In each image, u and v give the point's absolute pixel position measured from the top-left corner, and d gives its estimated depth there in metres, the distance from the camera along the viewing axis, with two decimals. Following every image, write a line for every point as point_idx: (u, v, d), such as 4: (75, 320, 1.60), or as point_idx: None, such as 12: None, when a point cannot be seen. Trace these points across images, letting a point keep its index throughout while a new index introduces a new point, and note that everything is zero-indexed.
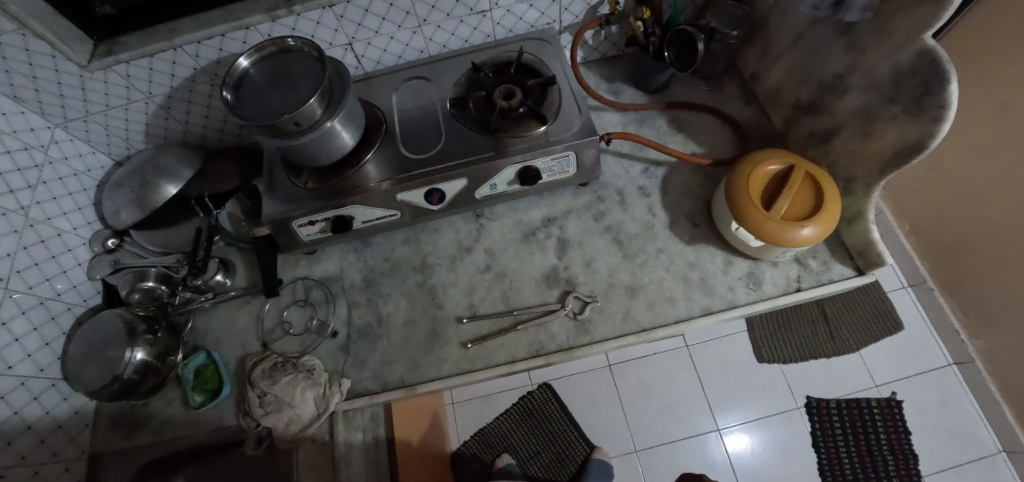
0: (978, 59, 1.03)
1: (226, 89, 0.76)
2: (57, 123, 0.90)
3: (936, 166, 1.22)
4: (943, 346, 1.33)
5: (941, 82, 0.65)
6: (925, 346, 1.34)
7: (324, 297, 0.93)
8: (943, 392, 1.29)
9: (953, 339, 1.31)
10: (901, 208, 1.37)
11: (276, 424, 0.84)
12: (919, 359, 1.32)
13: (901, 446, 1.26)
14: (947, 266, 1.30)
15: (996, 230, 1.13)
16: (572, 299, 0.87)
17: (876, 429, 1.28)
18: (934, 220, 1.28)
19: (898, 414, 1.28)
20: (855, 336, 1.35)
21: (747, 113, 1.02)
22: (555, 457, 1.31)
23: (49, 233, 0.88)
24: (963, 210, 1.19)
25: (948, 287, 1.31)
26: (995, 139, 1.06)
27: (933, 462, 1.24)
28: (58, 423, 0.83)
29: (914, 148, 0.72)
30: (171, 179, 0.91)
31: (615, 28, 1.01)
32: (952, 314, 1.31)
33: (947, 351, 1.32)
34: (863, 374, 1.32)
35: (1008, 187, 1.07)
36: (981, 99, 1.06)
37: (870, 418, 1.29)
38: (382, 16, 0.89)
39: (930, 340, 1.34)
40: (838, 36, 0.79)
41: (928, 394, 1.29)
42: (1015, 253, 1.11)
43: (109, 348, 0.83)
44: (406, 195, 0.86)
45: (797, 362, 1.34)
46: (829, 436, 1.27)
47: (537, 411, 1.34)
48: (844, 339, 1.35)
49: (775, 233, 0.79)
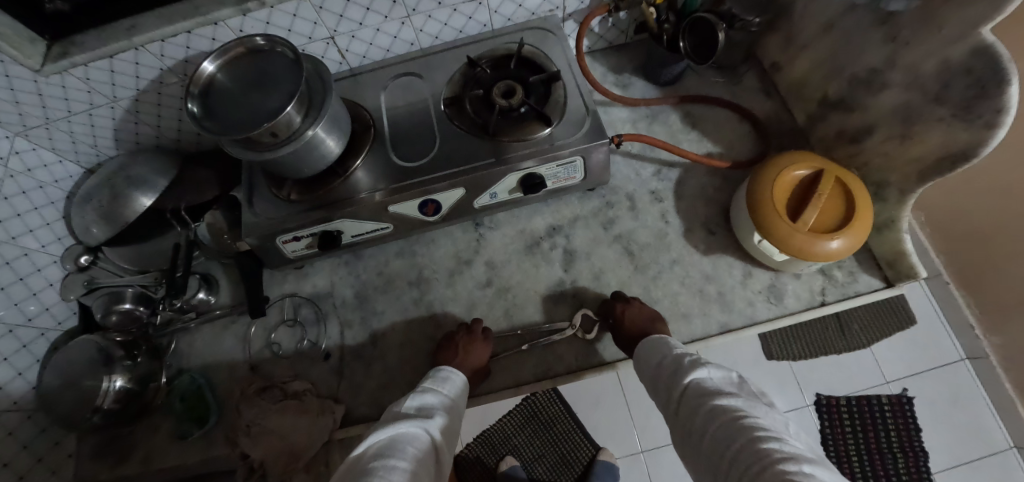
0: None
1: (192, 98, 0.68)
2: (17, 132, 0.82)
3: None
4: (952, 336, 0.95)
5: (997, 84, 0.57)
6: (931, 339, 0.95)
7: (315, 315, 0.87)
8: (953, 386, 0.92)
9: (966, 333, 0.93)
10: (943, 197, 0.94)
11: (266, 456, 0.76)
12: (927, 352, 0.93)
13: (911, 440, 0.90)
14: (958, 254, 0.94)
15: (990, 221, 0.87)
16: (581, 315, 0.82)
17: (885, 427, 0.91)
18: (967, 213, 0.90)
19: (911, 413, 0.91)
20: (865, 329, 0.92)
21: (767, 107, 0.94)
22: (558, 459, 1.01)
23: (15, 254, 0.82)
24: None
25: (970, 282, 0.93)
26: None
27: (943, 456, 0.89)
28: (37, 457, 0.78)
29: (960, 157, 0.65)
30: (143, 188, 0.84)
31: (624, 15, 0.92)
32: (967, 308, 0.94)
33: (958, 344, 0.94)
34: (870, 368, 0.93)
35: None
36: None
37: (880, 416, 0.91)
38: (366, 6, 0.80)
39: (939, 332, 0.95)
40: (876, 26, 0.70)
41: (941, 391, 0.92)
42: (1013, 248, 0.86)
43: (85, 378, 0.78)
44: (398, 207, 0.80)
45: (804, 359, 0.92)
46: (840, 444, 0.90)
47: (542, 413, 1.01)
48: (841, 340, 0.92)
49: (800, 247, 0.73)
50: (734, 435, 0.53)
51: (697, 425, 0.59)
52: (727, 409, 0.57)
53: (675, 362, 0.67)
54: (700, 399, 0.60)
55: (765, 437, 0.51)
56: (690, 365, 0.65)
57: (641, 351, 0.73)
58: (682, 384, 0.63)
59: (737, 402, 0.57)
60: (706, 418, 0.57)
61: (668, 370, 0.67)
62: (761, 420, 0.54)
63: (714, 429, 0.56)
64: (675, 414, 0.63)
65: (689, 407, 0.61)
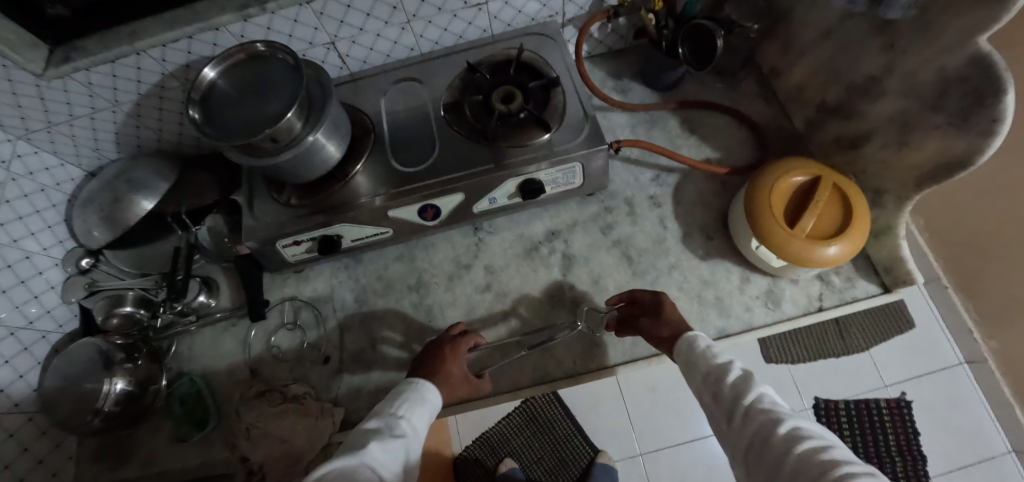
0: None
1: (192, 104, 0.69)
2: (19, 135, 0.83)
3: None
4: (951, 341, 0.89)
5: (993, 93, 0.58)
6: (929, 342, 0.89)
7: (315, 319, 0.88)
8: (950, 388, 0.87)
9: (963, 335, 0.88)
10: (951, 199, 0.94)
11: (266, 459, 0.76)
12: (923, 354, 0.88)
13: (908, 443, 0.84)
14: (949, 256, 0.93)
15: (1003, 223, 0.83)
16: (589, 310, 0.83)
17: (884, 429, 0.85)
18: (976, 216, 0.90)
19: (910, 419, 0.85)
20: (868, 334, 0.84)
21: (766, 113, 0.95)
22: (558, 462, 1.01)
23: (17, 257, 0.82)
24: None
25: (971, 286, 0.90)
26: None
27: (941, 460, 0.83)
28: (38, 459, 0.78)
29: (956, 164, 0.65)
30: (145, 192, 0.85)
31: (623, 20, 0.92)
32: (965, 311, 0.90)
33: (957, 347, 0.89)
34: (868, 373, 0.86)
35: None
36: None
37: (879, 424, 0.85)
38: (366, 12, 0.81)
39: (937, 334, 0.89)
40: (873, 34, 0.71)
41: (940, 395, 0.86)
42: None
43: (86, 380, 0.78)
44: (398, 211, 0.80)
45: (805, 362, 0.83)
46: None
47: (542, 415, 1.00)
48: (855, 338, 0.83)
49: (798, 254, 0.73)
50: (817, 471, 0.45)
51: (766, 453, 0.50)
52: (805, 438, 0.49)
53: (728, 377, 0.58)
54: (768, 426, 0.51)
55: (858, 476, 0.43)
56: (749, 382, 0.57)
57: (677, 350, 0.67)
58: (744, 402, 0.55)
59: (815, 431, 0.50)
60: (782, 446, 0.49)
61: (723, 384, 0.59)
62: (848, 456, 0.47)
63: (790, 462, 0.47)
64: (737, 440, 0.54)
65: (753, 430, 0.52)
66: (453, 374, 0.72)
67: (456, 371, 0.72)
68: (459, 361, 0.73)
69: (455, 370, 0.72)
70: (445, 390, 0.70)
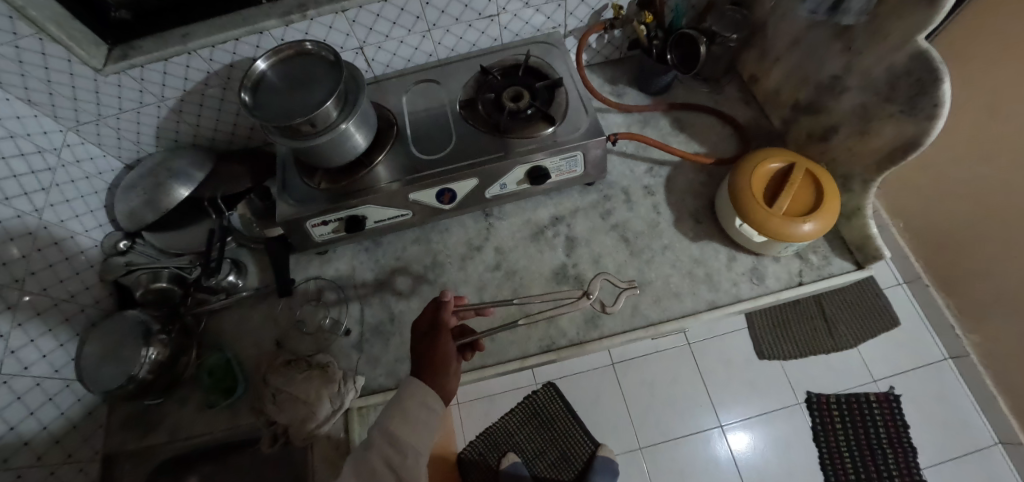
0: (980, 61, 0.97)
1: (245, 91, 0.78)
2: (70, 127, 0.91)
3: (993, 134, 1.00)
4: (939, 342, 1.27)
5: (934, 82, 0.68)
6: (920, 342, 1.28)
7: (338, 296, 0.95)
8: (939, 384, 1.24)
9: (947, 334, 1.25)
10: (897, 205, 1.30)
11: (292, 421, 0.81)
12: (917, 355, 1.26)
13: (900, 438, 1.21)
14: (943, 259, 1.22)
15: (990, 223, 1.07)
16: (603, 282, 0.91)
17: (876, 424, 1.23)
18: (947, 216, 1.17)
19: (897, 409, 1.23)
20: (853, 332, 1.28)
21: (747, 113, 1.05)
22: (561, 457, 1.28)
23: (63, 235, 0.89)
24: (996, 177, 1.03)
25: (946, 283, 1.24)
26: (1002, 134, 0.99)
27: (934, 452, 1.19)
28: (73, 424, 0.83)
29: (909, 146, 0.75)
30: (182, 181, 0.92)
31: (618, 32, 1.05)
32: (948, 309, 1.25)
33: (941, 344, 1.27)
34: (858, 367, 1.27)
35: (1012, 181, 1.00)
36: (1000, 90, 0.96)
37: (869, 412, 1.24)
38: (393, 21, 0.91)
39: (926, 337, 1.28)
40: (835, 38, 0.82)
41: (926, 387, 1.24)
42: (1013, 246, 1.04)
43: (123, 349, 0.83)
44: (418, 195, 0.88)
45: (797, 358, 1.28)
46: (833, 443, 1.22)
47: (543, 410, 1.29)
48: (841, 335, 1.28)
49: (776, 229, 0.82)
50: None
51: None
52: None
53: None
54: None
55: None
56: None
57: None
58: None
59: None
60: None
61: None
62: None
63: None
64: None
65: None
66: (421, 336, 0.73)
67: (423, 329, 0.74)
68: (423, 316, 0.75)
69: (424, 331, 0.74)
70: (438, 373, 0.69)
